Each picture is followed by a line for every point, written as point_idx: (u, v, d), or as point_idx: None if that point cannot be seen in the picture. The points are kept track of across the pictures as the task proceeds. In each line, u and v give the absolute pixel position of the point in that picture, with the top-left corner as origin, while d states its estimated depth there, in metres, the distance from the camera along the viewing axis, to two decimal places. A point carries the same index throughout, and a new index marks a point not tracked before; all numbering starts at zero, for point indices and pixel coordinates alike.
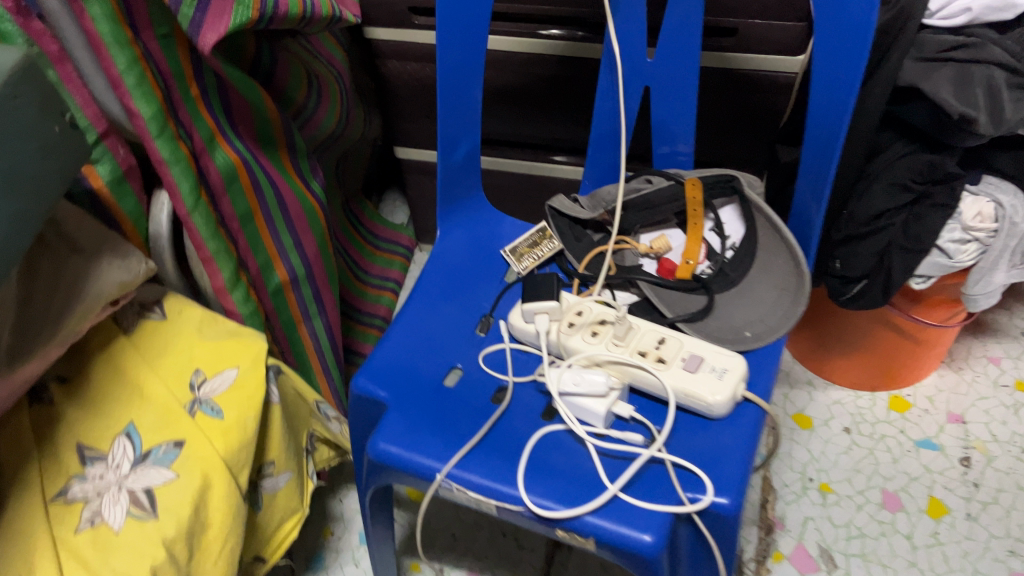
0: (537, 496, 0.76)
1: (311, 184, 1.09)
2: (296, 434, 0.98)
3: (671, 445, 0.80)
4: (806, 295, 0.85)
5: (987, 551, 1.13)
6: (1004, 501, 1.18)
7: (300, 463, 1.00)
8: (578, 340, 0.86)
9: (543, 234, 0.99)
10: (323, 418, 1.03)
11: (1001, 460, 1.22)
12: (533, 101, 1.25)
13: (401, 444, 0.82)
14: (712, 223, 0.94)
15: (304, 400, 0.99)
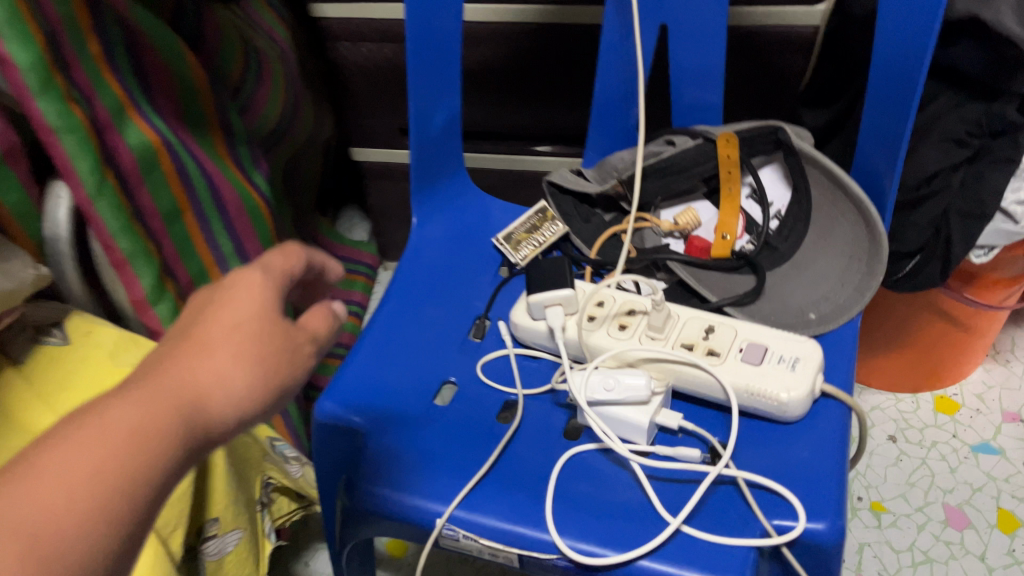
0: (575, 540, 0.58)
1: (254, 178, 0.89)
2: (245, 481, 0.78)
3: (739, 458, 0.62)
4: (884, 263, 0.67)
5: None
6: None
7: (253, 520, 0.80)
8: (604, 336, 0.68)
9: (544, 215, 0.80)
10: (280, 461, 0.82)
11: None
12: (510, 81, 1.08)
13: (386, 485, 0.63)
14: (751, 189, 0.77)
15: (256, 439, 0.79)
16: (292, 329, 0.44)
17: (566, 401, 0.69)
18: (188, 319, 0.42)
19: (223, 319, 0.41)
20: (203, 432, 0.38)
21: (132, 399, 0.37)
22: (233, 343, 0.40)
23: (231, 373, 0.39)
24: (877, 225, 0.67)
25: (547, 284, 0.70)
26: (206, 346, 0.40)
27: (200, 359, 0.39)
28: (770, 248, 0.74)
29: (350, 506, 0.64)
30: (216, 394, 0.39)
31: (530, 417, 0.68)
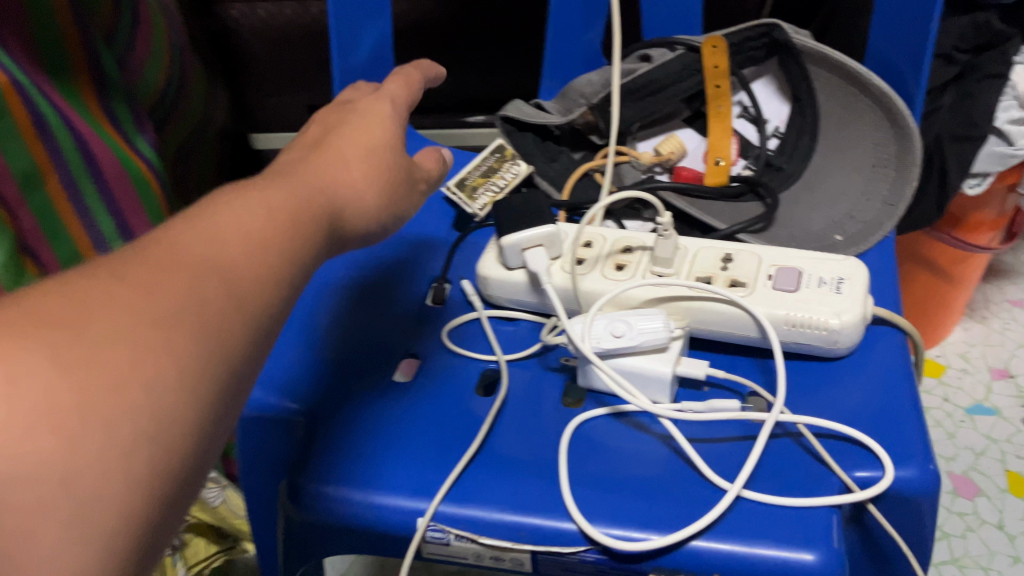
0: (605, 525, 0.44)
1: (136, 144, 0.73)
2: None
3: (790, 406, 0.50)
4: (917, 166, 0.57)
5: None
6: None
7: None
8: (598, 278, 0.55)
9: (502, 156, 0.66)
10: None
11: None
12: (433, 40, 0.95)
13: (345, 483, 0.48)
14: (742, 107, 0.66)
15: None
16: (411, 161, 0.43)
17: (558, 364, 0.56)
18: (314, 140, 0.42)
19: (357, 138, 0.41)
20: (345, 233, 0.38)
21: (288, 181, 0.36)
22: (367, 154, 0.40)
23: (369, 183, 0.39)
24: (905, 122, 0.57)
25: (523, 222, 0.57)
26: (345, 154, 0.40)
27: (340, 162, 0.39)
28: (774, 169, 0.63)
29: (295, 519, 0.48)
30: (356, 195, 0.39)
31: (517, 386, 0.54)
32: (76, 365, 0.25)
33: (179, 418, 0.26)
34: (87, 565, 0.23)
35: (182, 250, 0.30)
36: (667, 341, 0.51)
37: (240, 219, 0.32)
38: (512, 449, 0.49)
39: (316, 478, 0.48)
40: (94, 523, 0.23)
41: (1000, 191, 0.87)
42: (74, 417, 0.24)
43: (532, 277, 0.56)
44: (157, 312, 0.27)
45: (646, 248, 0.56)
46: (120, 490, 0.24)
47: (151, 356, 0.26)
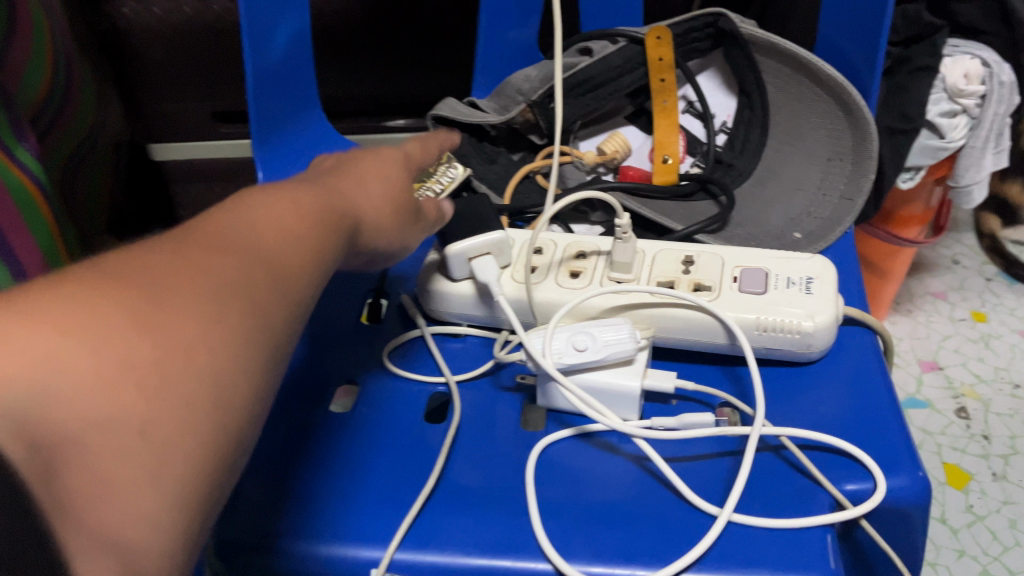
0: (584, 562, 0.40)
1: (19, 157, 0.63)
2: None
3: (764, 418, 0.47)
4: (875, 157, 0.55)
5: None
6: None
7: None
8: (553, 287, 0.51)
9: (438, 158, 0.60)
10: None
11: (998, 402, 0.99)
12: (346, 38, 0.89)
13: (284, 533, 0.42)
14: (688, 101, 0.63)
15: None
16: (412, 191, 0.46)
17: (513, 383, 0.51)
18: (332, 161, 0.45)
19: (372, 162, 0.44)
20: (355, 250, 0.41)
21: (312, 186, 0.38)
22: (382, 177, 0.44)
23: (381, 207, 0.42)
24: (861, 112, 0.55)
25: (466, 229, 0.52)
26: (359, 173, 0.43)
27: (357, 180, 0.42)
28: (724, 165, 0.60)
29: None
30: (368, 216, 0.41)
31: (468, 409, 0.49)
32: (155, 324, 0.26)
33: (240, 371, 0.28)
34: (157, 514, 0.24)
35: (233, 240, 0.31)
36: (633, 353, 0.47)
37: (277, 215, 0.34)
38: (470, 480, 0.44)
39: (250, 529, 0.42)
40: (170, 473, 0.24)
41: (929, 183, 0.87)
42: (159, 368, 0.25)
43: (480, 289, 0.52)
44: (228, 281, 0.29)
45: (601, 254, 0.53)
46: (194, 442, 0.25)
47: (220, 324, 0.28)
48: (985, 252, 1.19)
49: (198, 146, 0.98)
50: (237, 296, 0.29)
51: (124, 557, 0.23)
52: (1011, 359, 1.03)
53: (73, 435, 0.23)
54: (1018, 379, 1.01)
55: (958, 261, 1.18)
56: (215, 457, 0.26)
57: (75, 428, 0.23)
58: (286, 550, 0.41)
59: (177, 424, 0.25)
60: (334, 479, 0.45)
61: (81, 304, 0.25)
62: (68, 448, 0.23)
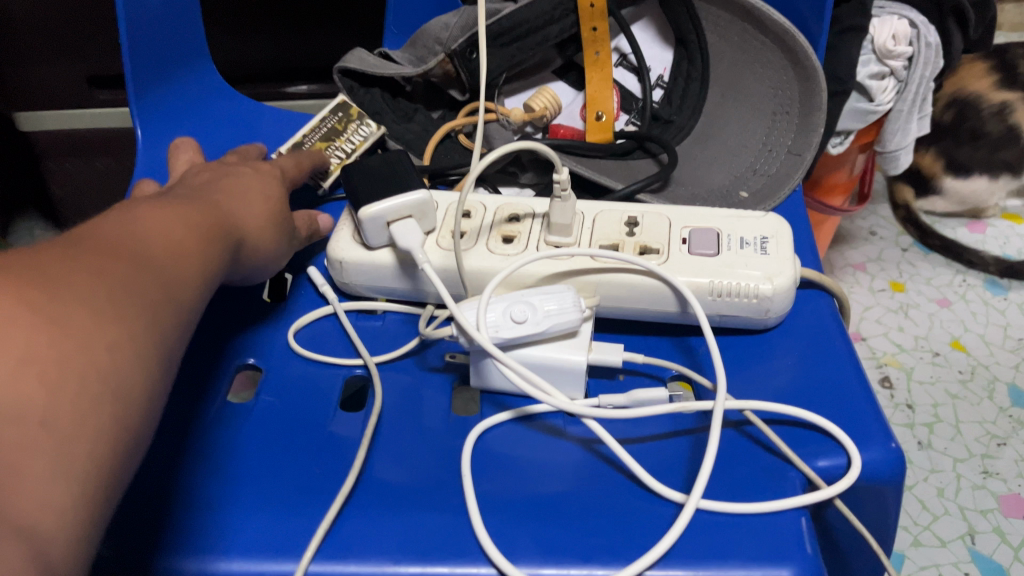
0: (535, 564, 0.35)
1: None
2: None
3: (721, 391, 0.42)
4: (824, 107, 0.51)
5: (959, 481, 0.85)
6: (946, 417, 0.91)
7: None
8: (484, 254, 0.45)
9: (346, 116, 0.55)
10: None
11: (919, 371, 0.96)
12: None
13: (181, 550, 0.35)
14: (620, 54, 0.58)
15: None
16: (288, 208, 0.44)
17: (441, 363, 0.45)
18: (204, 176, 0.43)
19: (252, 178, 0.43)
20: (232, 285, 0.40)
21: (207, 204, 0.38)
22: (266, 196, 0.42)
23: (264, 221, 0.41)
24: (810, 62, 0.50)
25: (383, 189, 0.45)
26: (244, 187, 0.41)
27: (240, 196, 0.41)
28: (662, 122, 0.56)
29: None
30: (251, 233, 0.40)
31: (391, 394, 0.43)
32: (55, 318, 0.26)
33: (135, 373, 0.28)
34: (63, 503, 0.24)
35: (127, 249, 0.31)
36: (578, 324, 0.41)
37: (165, 229, 0.34)
38: (398, 477, 0.38)
39: (141, 548, 0.35)
40: (75, 461, 0.25)
41: (854, 151, 0.85)
42: (66, 363, 0.26)
43: (400, 258, 0.45)
44: (116, 286, 0.29)
45: (535, 216, 0.47)
46: (95, 428, 0.26)
47: (109, 324, 0.28)
48: (901, 223, 1.16)
49: (70, 115, 0.86)
50: (137, 297, 0.30)
51: (30, 536, 0.23)
52: (930, 327, 1.01)
53: None
54: (937, 347, 0.98)
55: (876, 231, 1.15)
56: (113, 446, 0.27)
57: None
58: (182, 570, 0.35)
59: (83, 419, 0.26)
60: (238, 480, 0.38)
61: None
62: None
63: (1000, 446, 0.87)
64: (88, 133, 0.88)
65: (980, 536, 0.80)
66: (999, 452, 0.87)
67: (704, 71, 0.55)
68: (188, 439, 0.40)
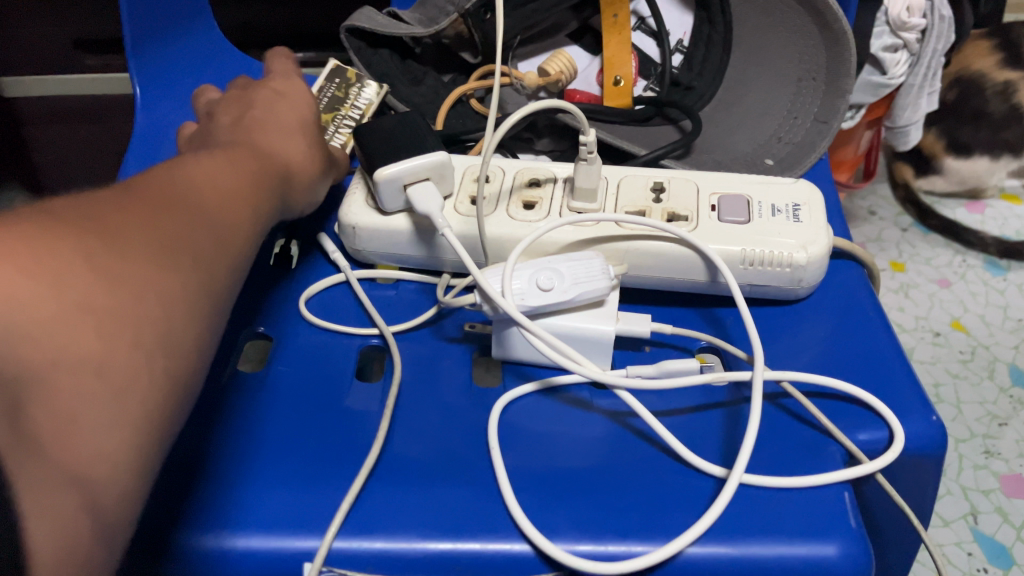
0: (567, 541, 0.33)
1: None
2: None
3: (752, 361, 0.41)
4: (852, 76, 0.49)
5: (962, 462, 0.81)
6: (948, 397, 0.87)
7: None
8: (504, 220, 0.43)
9: (344, 81, 0.52)
10: None
11: (920, 351, 0.91)
12: None
13: (191, 525, 0.33)
14: (639, 17, 0.55)
15: None
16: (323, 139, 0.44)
17: (459, 333, 0.43)
18: (229, 115, 0.42)
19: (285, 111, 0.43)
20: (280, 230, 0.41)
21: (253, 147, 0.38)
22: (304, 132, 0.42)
23: (302, 156, 0.40)
24: (839, 24, 0.48)
25: (397, 151, 0.43)
26: (281, 122, 0.41)
27: (275, 134, 0.40)
28: (682, 88, 0.54)
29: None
30: (292, 169, 0.39)
31: (409, 365, 0.41)
32: (110, 268, 0.25)
33: (187, 323, 0.27)
34: (119, 451, 0.24)
35: (179, 190, 0.31)
36: (606, 292, 0.40)
37: (215, 173, 0.33)
38: (419, 450, 0.36)
39: (151, 522, 0.33)
40: (127, 415, 0.24)
41: (862, 126, 0.84)
42: (121, 311, 0.25)
43: (417, 224, 0.43)
44: (170, 235, 0.28)
45: (557, 181, 0.45)
46: (146, 374, 0.25)
47: (163, 271, 0.27)
48: (900, 202, 1.11)
49: (56, 81, 0.82)
50: (193, 238, 0.29)
51: (89, 484, 0.23)
52: (930, 307, 0.96)
53: (45, 381, 0.23)
54: (937, 327, 0.94)
55: (875, 211, 1.10)
56: (162, 400, 0.26)
57: (43, 367, 0.23)
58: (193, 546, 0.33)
59: (134, 368, 0.25)
60: (251, 453, 0.36)
61: (35, 255, 0.24)
62: (36, 388, 0.22)
63: (1002, 427, 0.83)
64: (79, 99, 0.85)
65: (984, 515, 0.76)
66: (1002, 433, 0.83)
67: (727, 35, 0.53)
68: (197, 410, 0.38)
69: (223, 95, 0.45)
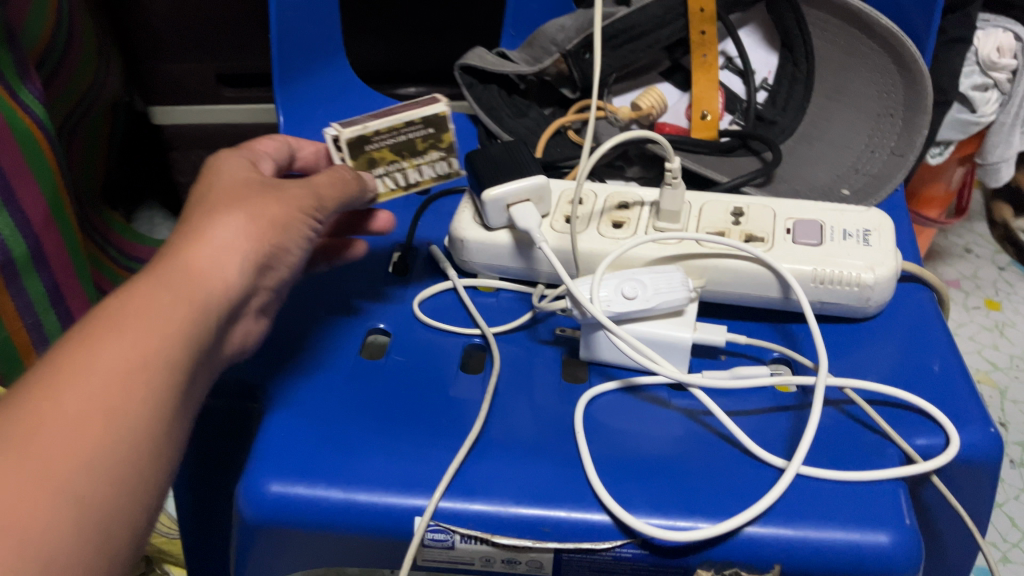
0: (643, 513, 0.37)
1: (21, 98, 0.58)
2: None
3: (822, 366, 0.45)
4: (929, 111, 0.53)
5: None
6: None
7: None
8: (595, 237, 0.48)
9: (435, 137, 0.46)
10: None
11: (1016, 390, 0.89)
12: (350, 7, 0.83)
13: (315, 481, 0.39)
14: (727, 57, 0.60)
15: None
16: (290, 188, 0.39)
17: (551, 336, 0.48)
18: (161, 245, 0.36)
19: (216, 194, 0.38)
20: (235, 333, 0.37)
21: (163, 275, 0.33)
22: (242, 204, 0.37)
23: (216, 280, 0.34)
24: (916, 65, 0.53)
25: (504, 175, 0.49)
26: (216, 211, 0.36)
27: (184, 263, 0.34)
28: (766, 122, 0.58)
29: (253, 530, 0.39)
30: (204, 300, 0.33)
31: (506, 363, 0.46)
32: None
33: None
34: None
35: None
36: (685, 303, 0.44)
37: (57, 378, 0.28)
38: (512, 432, 0.41)
39: (281, 476, 0.39)
40: None
41: (953, 163, 0.85)
42: None
43: (518, 239, 0.49)
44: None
45: (644, 204, 0.50)
46: None
47: None
48: (998, 241, 1.09)
49: (200, 110, 0.90)
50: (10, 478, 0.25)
51: None
52: None
53: None
54: None
55: (971, 249, 1.08)
56: None
57: None
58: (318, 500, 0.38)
59: None
60: (367, 424, 0.41)
61: None
62: None
63: None
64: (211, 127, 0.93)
65: None
66: None
67: (809, 74, 0.57)
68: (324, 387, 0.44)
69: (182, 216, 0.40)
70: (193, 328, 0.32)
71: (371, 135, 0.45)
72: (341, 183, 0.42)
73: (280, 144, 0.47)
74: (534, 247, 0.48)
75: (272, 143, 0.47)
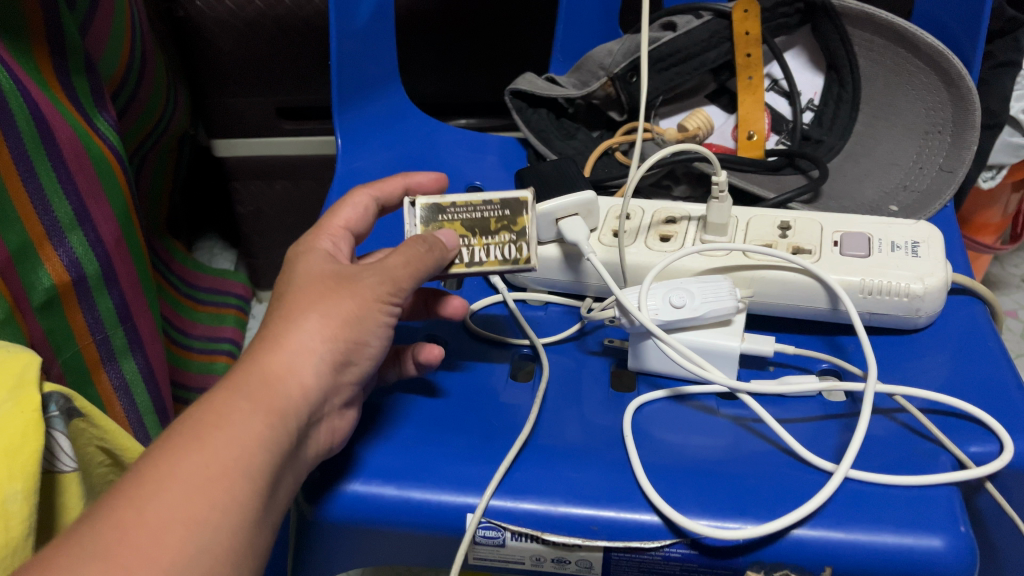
0: (692, 513, 0.38)
1: (98, 126, 0.63)
2: (52, 471, 0.43)
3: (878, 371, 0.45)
4: (977, 127, 0.53)
5: None
6: None
7: (54, 459, 0.42)
8: (643, 250, 0.49)
9: (510, 220, 0.44)
10: (65, 446, 0.42)
11: None
12: (403, 42, 0.86)
13: (348, 472, 0.40)
14: (773, 79, 0.61)
15: (89, 430, 0.45)
16: (363, 277, 0.39)
17: (599, 347, 0.49)
18: (297, 320, 0.37)
19: (323, 308, 0.38)
20: (320, 433, 0.38)
21: (248, 393, 0.35)
22: (318, 309, 0.37)
23: (297, 380, 0.36)
24: (963, 82, 0.53)
25: (555, 192, 0.50)
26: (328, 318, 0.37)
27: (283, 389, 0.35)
28: (813, 142, 0.59)
29: (319, 527, 0.40)
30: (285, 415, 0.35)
31: (555, 372, 0.47)
32: None
33: None
34: None
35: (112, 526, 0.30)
36: (732, 313, 0.44)
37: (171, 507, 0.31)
38: (563, 435, 0.42)
39: (361, 479, 0.40)
40: None
41: (1006, 189, 0.84)
42: None
43: (567, 253, 0.50)
44: None
45: (691, 219, 0.51)
46: None
47: None
48: None
49: (259, 143, 0.92)
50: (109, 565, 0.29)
51: None
52: None
53: None
54: None
55: None
56: None
57: None
58: (391, 510, 0.39)
59: None
60: (439, 434, 0.42)
61: None
62: None
63: None
64: (269, 159, 0.93)
65: None
66: None
67: (856, 95, 0.58)
68: (428, 405, 0.44)
69: (310, 286, 0.39)
70: (269, 443, 0.34)
71: (446, 207, 0.44)
72: (415, 260, 0.39)
73: (357, 209, 0.45)
74: (583, 260, 0.49)
75: (350, 208, 0.45)
